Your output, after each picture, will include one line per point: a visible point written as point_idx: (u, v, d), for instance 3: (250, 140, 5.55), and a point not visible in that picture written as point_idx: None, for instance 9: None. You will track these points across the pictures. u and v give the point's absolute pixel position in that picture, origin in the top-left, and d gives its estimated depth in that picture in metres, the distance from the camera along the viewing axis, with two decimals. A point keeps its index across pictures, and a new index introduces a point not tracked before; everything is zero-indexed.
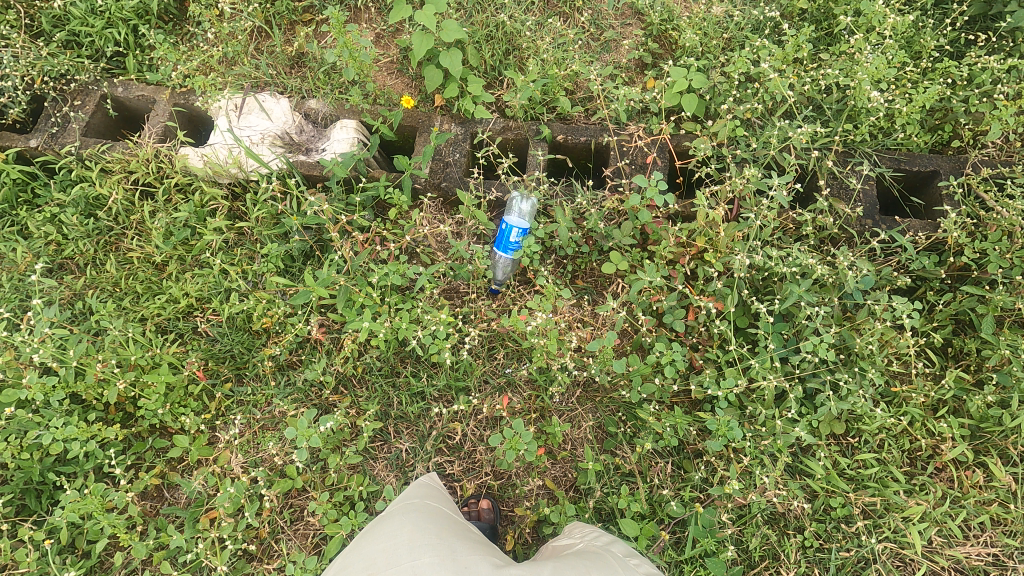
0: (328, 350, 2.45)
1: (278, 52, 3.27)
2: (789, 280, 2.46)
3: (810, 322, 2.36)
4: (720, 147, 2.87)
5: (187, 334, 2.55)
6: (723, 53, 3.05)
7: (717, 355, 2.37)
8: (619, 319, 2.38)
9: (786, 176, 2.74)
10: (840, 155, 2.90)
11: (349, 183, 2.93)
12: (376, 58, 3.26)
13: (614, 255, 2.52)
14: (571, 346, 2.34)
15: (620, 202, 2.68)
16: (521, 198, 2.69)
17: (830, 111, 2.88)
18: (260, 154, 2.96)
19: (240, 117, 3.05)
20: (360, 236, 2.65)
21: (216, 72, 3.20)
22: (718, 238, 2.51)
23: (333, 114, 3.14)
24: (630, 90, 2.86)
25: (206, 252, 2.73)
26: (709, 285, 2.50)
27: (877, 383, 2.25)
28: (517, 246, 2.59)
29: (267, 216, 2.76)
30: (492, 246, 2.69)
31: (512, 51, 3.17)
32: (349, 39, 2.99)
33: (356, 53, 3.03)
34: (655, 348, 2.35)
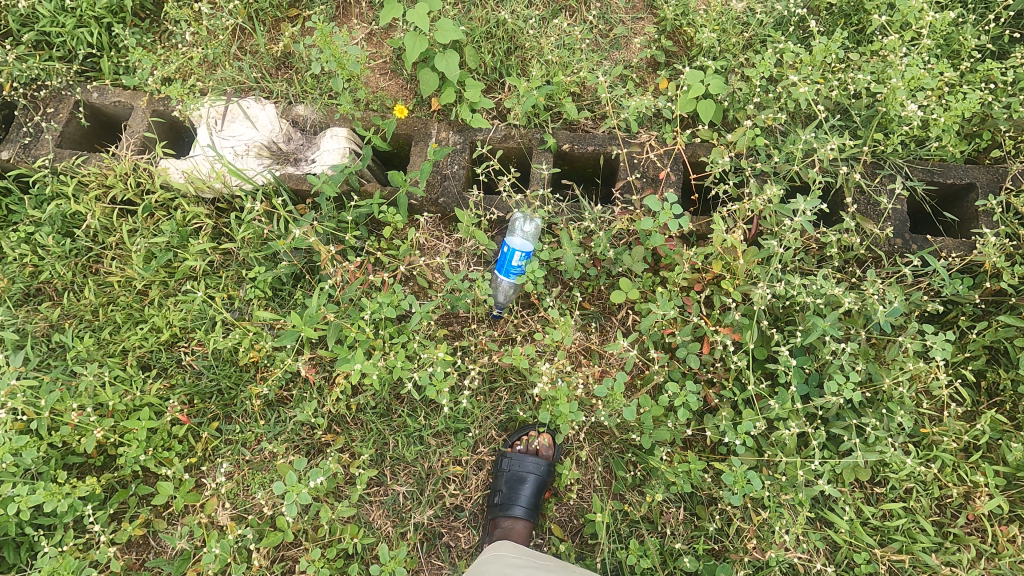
0: (320, 387, 2.32)
1: (262, 52, 3.03)
2: (811, 310, 2.30)
3: (835, 359, 2.20)
4: (739, 159, 2.66)
5: (170, 367, 2.41)
6: (744, 52, 2.80)
7: (732, 393, 2.23)
8: (630, 355, 2.23)
9: (813, 199, 2.56)
10: (868, 167, 2.69)
11: (341, 199, 2.77)
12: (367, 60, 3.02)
13: (624, 283, 2.35)
14: (577, 385, 2.20)
15: (630, 223, 2.51)
16: (526, 219, 2.53)
17: (859, 118, 2.66)
18: (246, 166, 2.80)
19: (224, 126, 2.86)
20: (352, 266, 2.42)
21: (195, 75, 2.96)
22: (736, 264, 2.34)
23: (323, 122, 2.94)
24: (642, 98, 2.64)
25: (190, 277, 2.58)
26: (727, 315, 2.33)
27: (906, 428, 2.11)
28: (521, 271, 2.46)
29: (254, 237, 2.59)
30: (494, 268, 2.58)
31: (514, 50, 2.93)
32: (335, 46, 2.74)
33: (345, 60, 2.81)
34: (669, 387, 2.21)
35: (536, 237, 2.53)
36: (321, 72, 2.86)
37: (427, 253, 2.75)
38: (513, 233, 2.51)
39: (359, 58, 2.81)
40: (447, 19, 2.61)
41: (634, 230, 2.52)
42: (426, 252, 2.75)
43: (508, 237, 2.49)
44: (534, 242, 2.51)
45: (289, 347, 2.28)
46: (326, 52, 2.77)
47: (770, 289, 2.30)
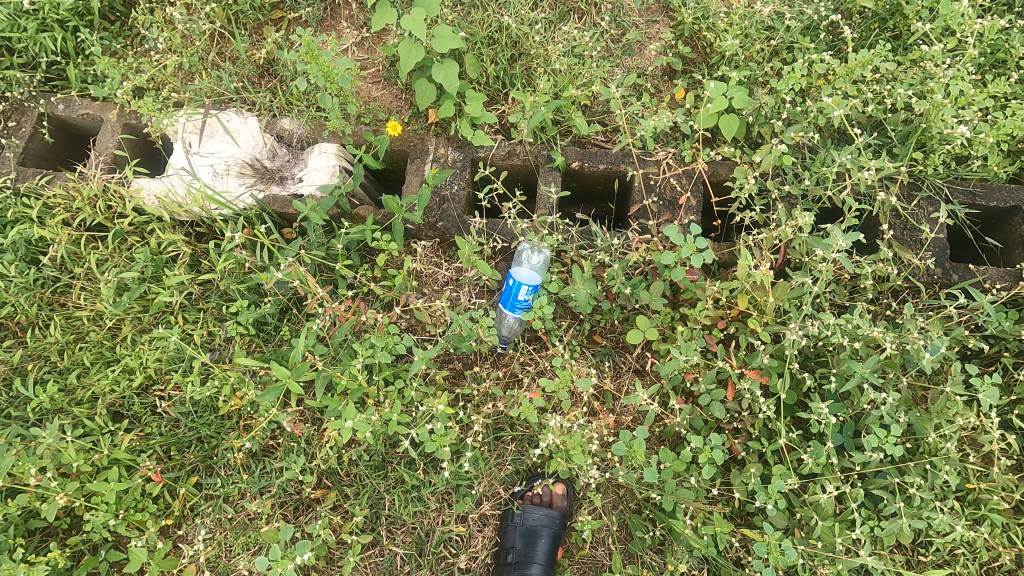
0: (308, 438, 2.12)
1: (243, 59, 2.78)
2: (847, 353, 2.10)
3: (874, 409, 2.01)
4: (764, 180, 2.44)
5: (144, 415, 2.22)
6: (769, 61, 2.56)
7: (760, 445, 2.04)
8: (651, 407, 2.01)
9: (851, 236, 2.32)
10: (905, 187, 2.47)
11: (331, 224, 2.55)
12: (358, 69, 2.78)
13: (642, 322, 2.15)
14: (590, 439, 2.01)
15: (647, 252, 2.29)
16: (535, 251, 2.34)
17: (895, 135, 2.44)
18: (226, 186, 2.57)
19: (202, 142, 2.61)
20: (344, 308, 2.20)
21: (170, 86, 2.72)
22: (765, 302, 2.13)
23: (310, 136, 2.70)
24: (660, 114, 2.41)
25: (166, 312, 2.37)
26: (754, 358, 2.13)
27: (953, 487, 1.92)
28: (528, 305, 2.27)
29: (236, 268, 2.37)
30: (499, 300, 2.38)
31: (519, 58, 2.69)
32: (320, 60, 2.50)
33: (332, 74, 2.57)
34: (692, 440, 2.02)
35: (545, 270, 2.34)
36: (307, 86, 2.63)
37: (425, 281, 2.54)
38: (521, 264, 2.31)
39: (348, 72, 2.57)
40: (445, 26, 2.36)
41: (651, 260, 2.32)
42: (424, 281, 2.54)
43: (515, 267, 2.30)
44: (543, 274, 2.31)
45: (274, 396, 2.08)
46: (310, 62, 2.50)
47: (802, 330, 2.10)
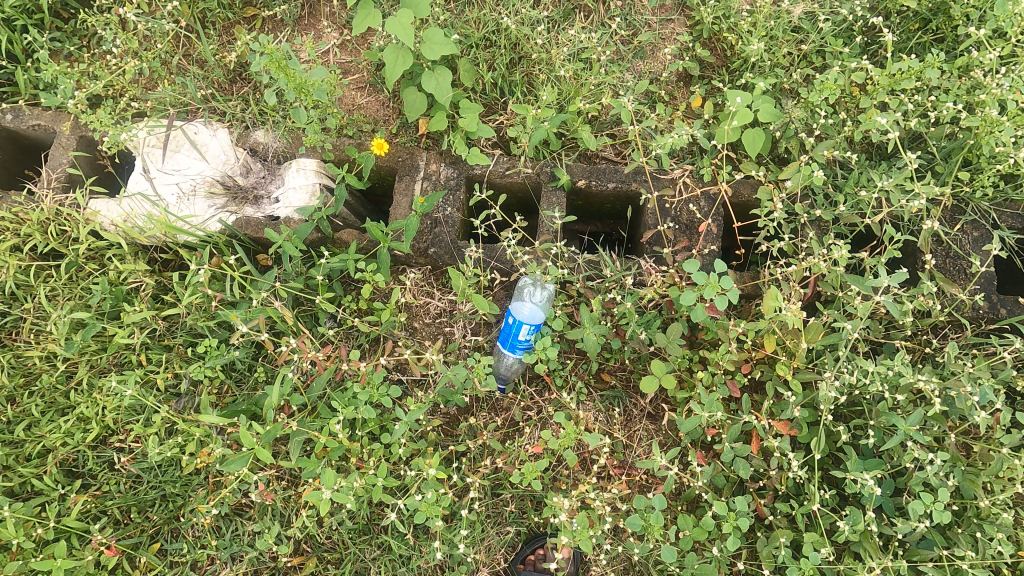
0: (285, 499, 1.91)
1: (212, 63, 2.50)
2: (887, 404, 1.87)
3: (920, 471, 1.79)
4: (792, 203, 2.20)
5: (101, 472, 2.01)
6: (797, 68, 2.30)
7: (789, 508, 1.83)
8: (671, 472, 1.78)
9: (898, 275, 2.00)
10: (947, 210, 2.22)
11: (311, 250, 2.30)
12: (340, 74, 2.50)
13: (658, 368, 1.92)
14: (600, 505, 1.79)
15: (662, 286, 2.06)
16: (538, 286, 2.07)
17: (939, 152, 2.19)
18: (194, 208, 2.30)
19: (166, 157, 2.34)
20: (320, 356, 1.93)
21: (131, 93, 2.44)
22: (797, 346, 1.90)
23: (288, 150, 2.44)
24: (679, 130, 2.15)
25: (126, 353, 2.14)
26: (784, 409, 1.90)
27: (1008, 561, 1.71)
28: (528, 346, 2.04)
29: (204, 304, 2.13)
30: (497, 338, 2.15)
31: (518, 63, 2.42)
32: (289, 71, 2.18)
33: (306, 85, 2.26)
34: (714, 504, 1.81)
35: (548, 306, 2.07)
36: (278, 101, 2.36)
37: (415, 314, 2.30)
38: (523, 299, 2.05)
39: (324, 81, 2.26)
40: (436, 29, 2.09)
41: (666, 294, 2.08)
42: (414, 313, 2.30)
43: (515, 303, 2.04)
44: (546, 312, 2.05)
45: (242, 460, 1.81)
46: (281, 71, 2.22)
47: (838, 379, 1.87)
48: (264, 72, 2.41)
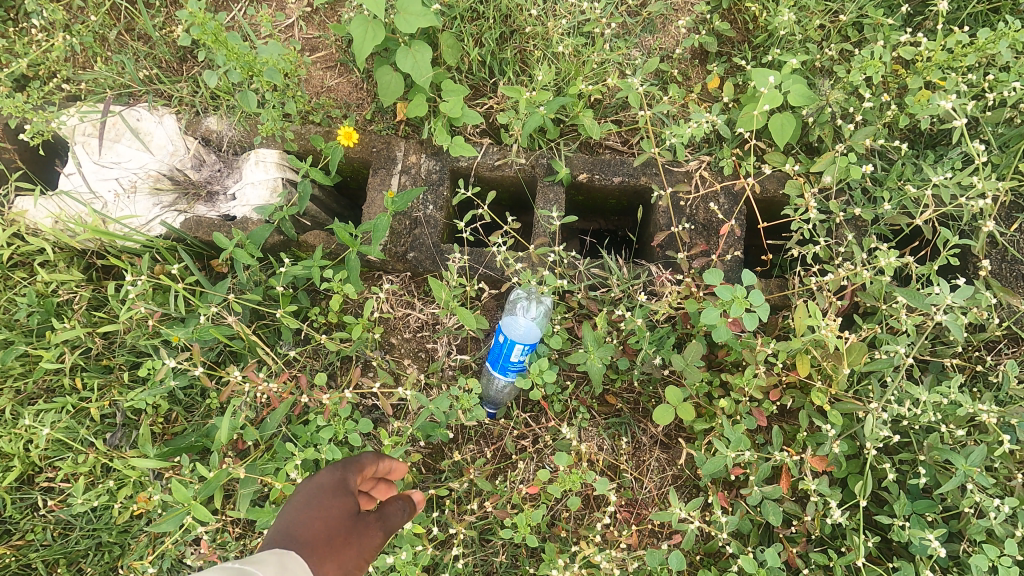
0: (238, 550, 1.65)
1: (157, 38, 2.17)
2: (940, 436, 1.60)
3: (980, 517, 1.53)
4: (825, 199, 1.91)
5: (26, 517, 1.73)
6: (832, 42, 1.99)
7: (826, 560, 1.57)
8: (690, 523, 1.51)
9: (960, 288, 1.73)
10: (1004, 207, 1.93)
11: (272, 255, 2.00)
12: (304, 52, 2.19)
13: (672, 397, 1.64)
14: (606, 561, 1.52)
15: (677, 298, 1.77)
16: (533, 299, 1.81)
17: (997, 140, 1.89)
18: (136, 208, 2.00)
19: (103, 148, 2.03)
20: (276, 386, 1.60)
21: (62, 73, 2.11)
22: (836, 370, 1.62)
23: (245, 140, 2.12)
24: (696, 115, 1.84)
25: (56, 377, 1.84)
26: (820, 444, 1.63)
27: None
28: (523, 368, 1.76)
29: (145, 320, 1.83)
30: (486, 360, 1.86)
31: (510, 37, 2.10)
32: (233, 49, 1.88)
33: (257, 65, 1.96)
34: (739, 557, 1.54)
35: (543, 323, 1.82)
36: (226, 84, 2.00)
37: (393, 328, 2.01)
38: (517, 314, 1.78)
39: (276, 59, 1.93)
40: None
41: (681, 306, 1.80)
42: (391, 327, 2.01)
43: (507, 319, 1.75)
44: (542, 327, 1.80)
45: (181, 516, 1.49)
46: (228, 48, 1.89)
47: (885, 409, 1.59)
48: (201, 49, 2.07)
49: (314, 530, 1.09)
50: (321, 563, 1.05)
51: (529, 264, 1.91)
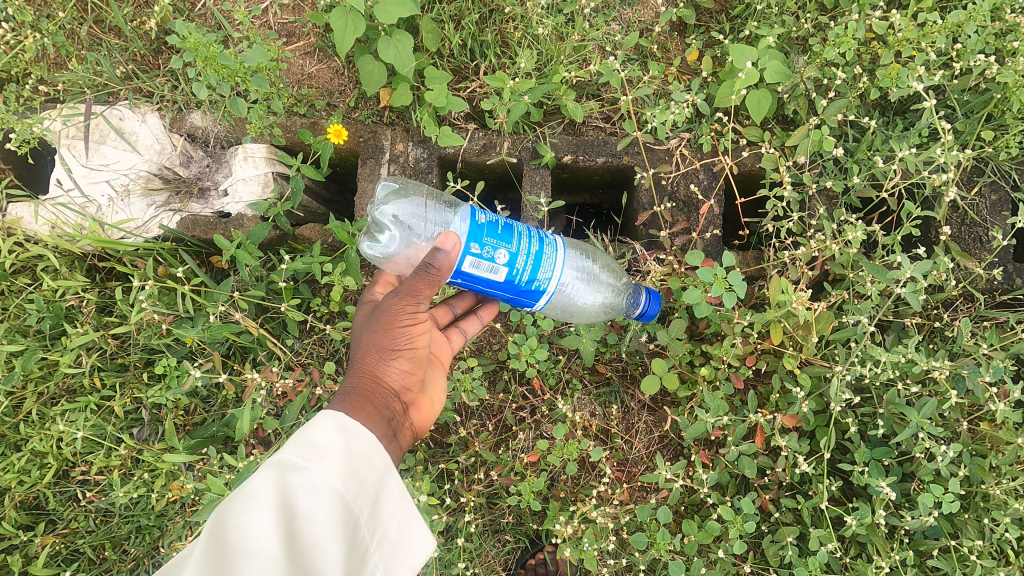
0: None
1: (125, 31, 2.11)
2: (897, 392, 1.79)
3: (929, 461, 1.73)
4: (800, 170, 1.99)
5: (66, 508, 1.87)
6: (810, 15, 2.02)
7: (796, 504, 1.77)
8: (678, 483, 1.70)
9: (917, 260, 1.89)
10: (964, 172, 2.02)
11: (270, 251, 2.07)
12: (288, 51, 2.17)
13: (657, 367, 1.78)
14: (602, 515, 1.71)
15: (660, 276, 1.89)
16: (378, 213, 1.76)
17: (960, 105, 1.96)
18: (130, 210, 2.05)
19: (89, 150, 2.04)
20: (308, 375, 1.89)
21: (37, 78, 2.07)
22: (805, 336, 1.78)
23: (229, 135, 2.11)
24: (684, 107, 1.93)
25: (75, 379, 1.93)
26: (791, 403, 1.81)
27: (1010, 542, 1.70)
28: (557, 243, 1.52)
29: (150, 320, 1.92)
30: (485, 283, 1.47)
31: (489, 18, 2.10)
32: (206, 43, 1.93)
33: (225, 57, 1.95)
34: (718, 507, 1.74)
35: (404, 192, 1.84)
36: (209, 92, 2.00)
37: None
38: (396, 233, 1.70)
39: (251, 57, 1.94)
40: None
41: (664, 284, 1.91)
42: None
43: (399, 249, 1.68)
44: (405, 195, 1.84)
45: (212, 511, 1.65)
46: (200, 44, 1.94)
47: (849, 372, 1.76)
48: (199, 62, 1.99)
49: (366, 347, 1.46)
50: (374, 361, 1.42)
51: None
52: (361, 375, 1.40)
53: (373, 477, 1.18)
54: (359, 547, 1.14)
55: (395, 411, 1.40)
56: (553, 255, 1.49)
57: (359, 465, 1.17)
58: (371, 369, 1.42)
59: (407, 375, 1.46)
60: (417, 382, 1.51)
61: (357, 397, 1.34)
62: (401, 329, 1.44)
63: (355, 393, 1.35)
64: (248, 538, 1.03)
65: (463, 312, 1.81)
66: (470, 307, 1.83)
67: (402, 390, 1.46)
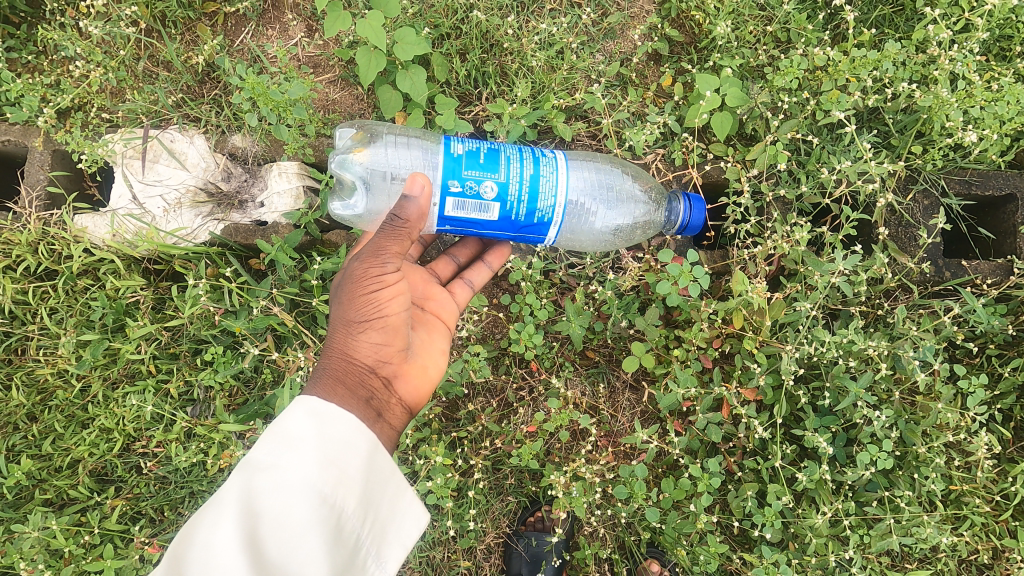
0: None
1: (177, 66, 2.44)
2: (840, 367, 2.10)
3: (867, 425, 2.04)
4: (759, 180, 2.32)
5: (130, 476, 2.18)
6: (764, 49, 2.37)
7: (756, 464, 2.08)
8: (653, 445, 2.01)
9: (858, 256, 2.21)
10: (901, 180, 2.34)
11: (303, 254, 2.39)
12: (316, 80, 2.50)
13: (636, 349, 2.10)
14: (591, 474, 2.03)
15: (639, 272, 2.19)
16: (341, 173, 1.96)
17: (893, 123, 2.30)
18: (180, 219, 2.36)
19: (146, 168, 2.36)
20: None
21: (100, 107, 2.40)
22: (761, 321, 2.10)
23: (266, 154, 2.43)
24: (655, 126, 2.27)
25: (135, 366, 2.24)
26: (751, 379, 2.12)
27: (937, 493, 2.01)
28: (541, 163, 1.70)
29: (202, 313, 2.24)
30: (478, 213, 1.70)
31: (491, 52, 2.45)
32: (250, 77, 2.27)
33: (265, 88, 2.28)
34: (689, 466, 2.06)
35: (359, 138, 2.02)
36: (259, 120, 2.35)
37: None
38: (365, 184, 1.93)
39: (286, 88, 2.28)
40: (408, 30, 2.14)
41: (643, 278, 2.22)
42: None
43: (376, 196, 1.91)
44: (370, 143, 1.99)
45: None
46: (246, 79, 2.28)
47: (798, 351, 2.07)
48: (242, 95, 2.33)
49: (339, 334, 1.62)
50: (350, 342, 1.60)
51: (518, 251, 2.29)
52: (336, 360, 1.58)
53: (346, 459, 1.36)
54: (347, 526, 1.31)
55: (372, 387, 1.57)
56: (546, 182, 1.69)
57: (331, 448, 1.35)
58: (345, 350, 1.60)
59: (382, 344, 1.63)
60: (395, 353, 1.67)
61: (335, 382, 1.52)
62: (368, 309, 1.61)
63: (334, 376, 1.54)
64: (232, 535, 1.20)
65: (466, 260, 2.11)
66: (472, 255, 2.11)
67: (378, 364, 1.62)
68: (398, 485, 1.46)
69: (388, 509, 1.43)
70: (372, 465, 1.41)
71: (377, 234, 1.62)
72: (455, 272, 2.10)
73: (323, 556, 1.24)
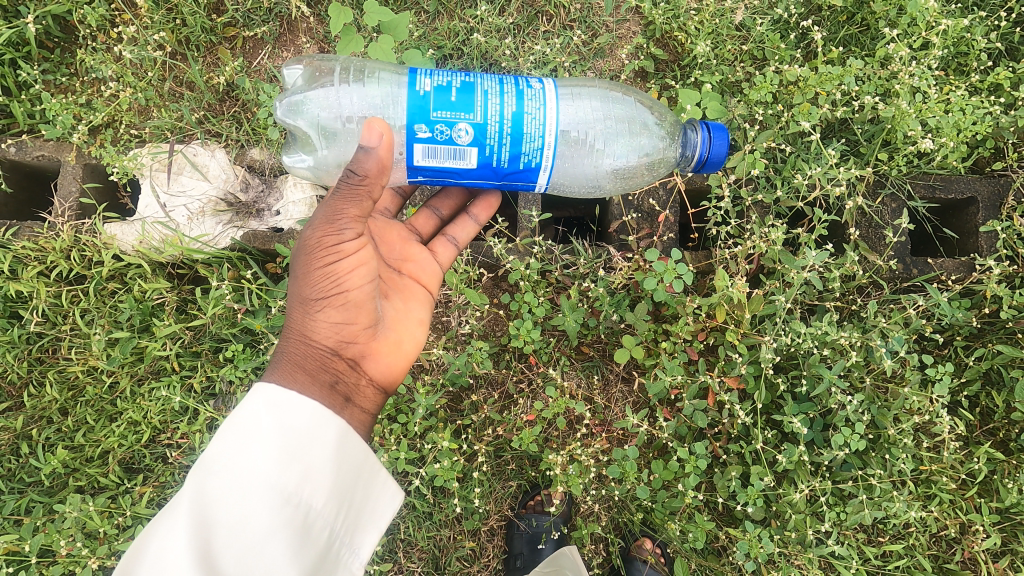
0: None
1: (199, 86, 2.65)
2: (817, 357, 2.26)
3: (841, 410, 2.20)
4: (738, 186, 2.50)
5: (157, 465, 2.34)
6: (741, 67, 2.58)
7: (739, 448, 2.25)
8: (643, 430, 2.18)
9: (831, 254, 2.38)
10: (870, 185, 2.53)
11: None
12: None
13: (627, 341, 2.27)
14: (586, 457, 2.19)
15: (629, 271, 2.36)
16: (293, 121, 1.93)
17: (861, 133, 2.50)
18: (203, 227, 2.54)
19: (171, 180, 2.54)
20: None
21: (128, 124, 2.60)
22: (742, 315, 2.28)
23: (282, 166, 2.62)
24: None
25: (161, 363, 2.41)
26: (733, 368, 2.29)
27: (906, 472, 2.17)
28: (511, 98, 1.73)
29: (224, 313, 2.41)
30: (452, 155, 1.75)
31: (489, 71, 2.65)
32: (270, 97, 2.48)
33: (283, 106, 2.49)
34: (677, 450, 2.21)
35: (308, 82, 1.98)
36: (278, 135, 2.53)
37: None
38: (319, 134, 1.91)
39: None
40: (415, 52, 2.36)
41: (633, 277, 2.39)
42: None
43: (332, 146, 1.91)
44: (320, 86, 1.96)
45: None
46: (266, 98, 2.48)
47: (776, 342, 2.24)
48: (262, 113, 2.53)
49: (297, 314, 1.75)
50: (307, 320, 1.74)
51: (516, 253, 2.44)
52: (297, 343, 1.72)
53: (307, 453, 1.49)
54: (315, 516, 1.47)
55: (332, 365, 1.72)
56: (525, 118, 1.72)
57: (290, 442, 1.48)
58: (305, 334, 1.73)
59: (344, 325, 1.76)
60: (355, 330, 1.80)
61: (296, 369, 1.66)
62: (320, 291, 1.73)
63: (298, 362, 1.68)
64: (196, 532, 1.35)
65: (448, 212, 2.23)
66: (455, 205, 2.22)
67: (337, 343, 1.76)
68: (370, 470, 1.61)
69: (362, 495, 1.60)
70: (342, 452, 1.55)
71: (336, 194, 1.66)
72: (436, 226, 2.23)
73: (292, 548, 1.41)
